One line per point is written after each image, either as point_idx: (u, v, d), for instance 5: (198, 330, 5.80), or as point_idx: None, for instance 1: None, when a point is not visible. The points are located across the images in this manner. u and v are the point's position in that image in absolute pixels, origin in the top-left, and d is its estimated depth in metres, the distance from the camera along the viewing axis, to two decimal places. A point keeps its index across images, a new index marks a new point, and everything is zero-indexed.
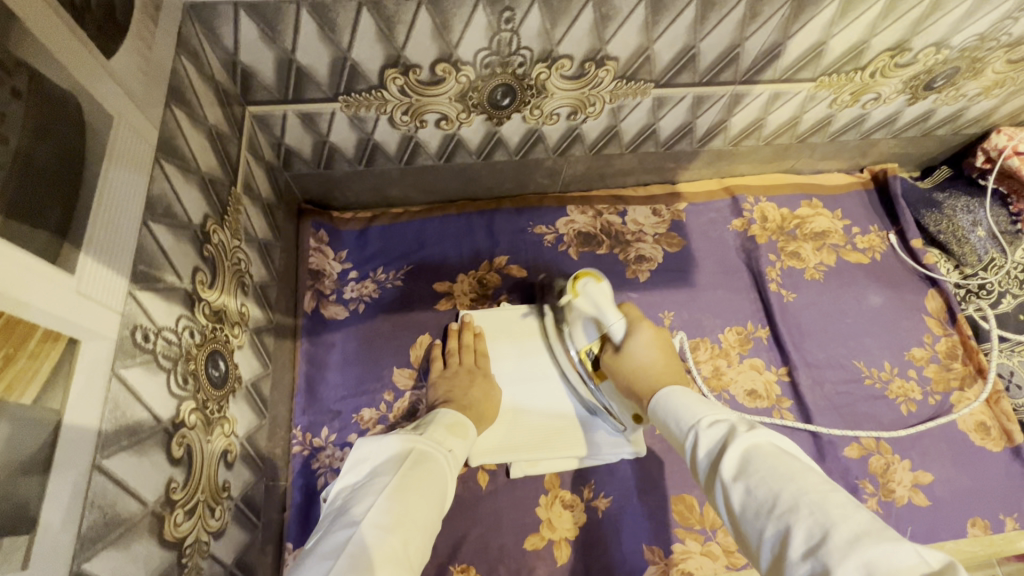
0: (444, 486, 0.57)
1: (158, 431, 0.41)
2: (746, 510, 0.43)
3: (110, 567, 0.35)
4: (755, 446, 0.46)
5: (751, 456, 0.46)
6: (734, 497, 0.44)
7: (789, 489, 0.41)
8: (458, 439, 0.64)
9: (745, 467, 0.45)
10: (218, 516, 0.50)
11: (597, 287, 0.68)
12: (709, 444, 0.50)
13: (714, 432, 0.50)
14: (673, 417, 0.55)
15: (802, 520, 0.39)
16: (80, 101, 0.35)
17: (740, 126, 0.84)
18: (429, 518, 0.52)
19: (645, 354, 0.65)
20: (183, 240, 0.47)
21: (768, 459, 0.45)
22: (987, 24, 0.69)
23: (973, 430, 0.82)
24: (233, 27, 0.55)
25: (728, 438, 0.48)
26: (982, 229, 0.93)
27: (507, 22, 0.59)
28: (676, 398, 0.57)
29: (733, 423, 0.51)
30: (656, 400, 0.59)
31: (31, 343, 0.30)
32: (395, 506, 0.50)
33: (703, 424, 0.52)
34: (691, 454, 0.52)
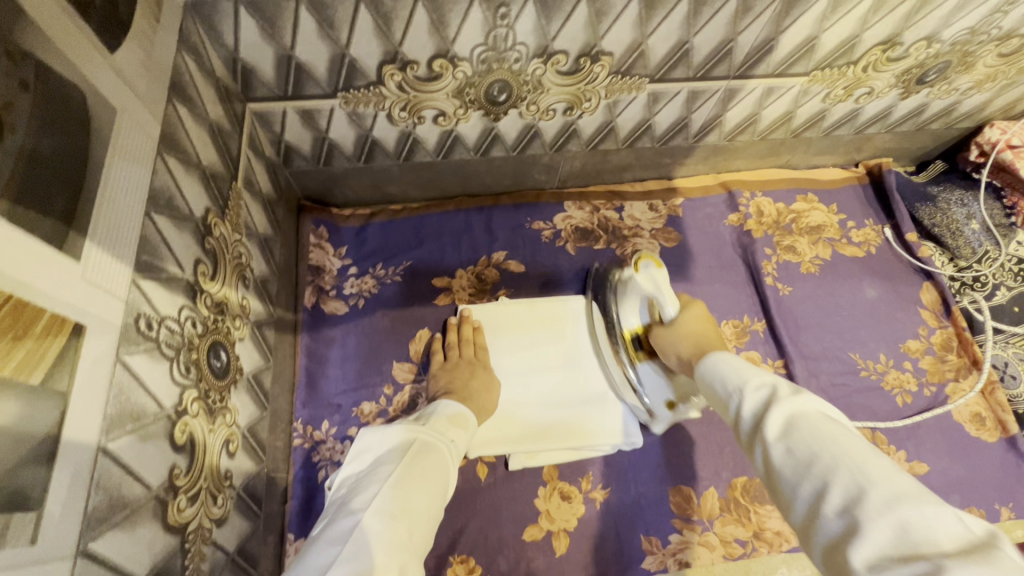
0: (446, 474, 0.58)
1: (161, 417, 0.42)
2: (784, 470, 0.41)
3: (116, 548, 0.36)
4: (799, 410, 0.44)
5: (794, 419, 0.43)
6: (773, 456, 0.42)
7: (831, 450, 0.40)
8: (460, 431, 0.65)
9: (787, 429, 0.43)
10: (220, 504, 0.51)
11: (656, 269, 0.67)
12: (752, 405, 0.47)
13: (759, 393, 0.47)
14: (718, 379, 0.52)
15: (842, 481, 0.38)
16: (84, 94, 0.36)
17: (735, 121, 0.84)
18: (431, 505, 0.54)
19: (693, 326, 0.64)
20: (185, 232, 0.48)
21: (811, 422, 0.43)
22: (977, 17, 0.70)
23: (968, 421, 0.83)
24: (234, 24, 0.56)
25: (771, 401, 0.46)
26: (976, 222, 0.94)
27: (503, 18, 0.59)
28: (725, 362, 0.53)
29: (777, 384, 0.48)
30: (703, 363, 0.56)
31: (37, 329, 0.30)
32: (398, 493, 0.52)
33: (748, 385, 0.48)
34: (733, 415, 0.49)
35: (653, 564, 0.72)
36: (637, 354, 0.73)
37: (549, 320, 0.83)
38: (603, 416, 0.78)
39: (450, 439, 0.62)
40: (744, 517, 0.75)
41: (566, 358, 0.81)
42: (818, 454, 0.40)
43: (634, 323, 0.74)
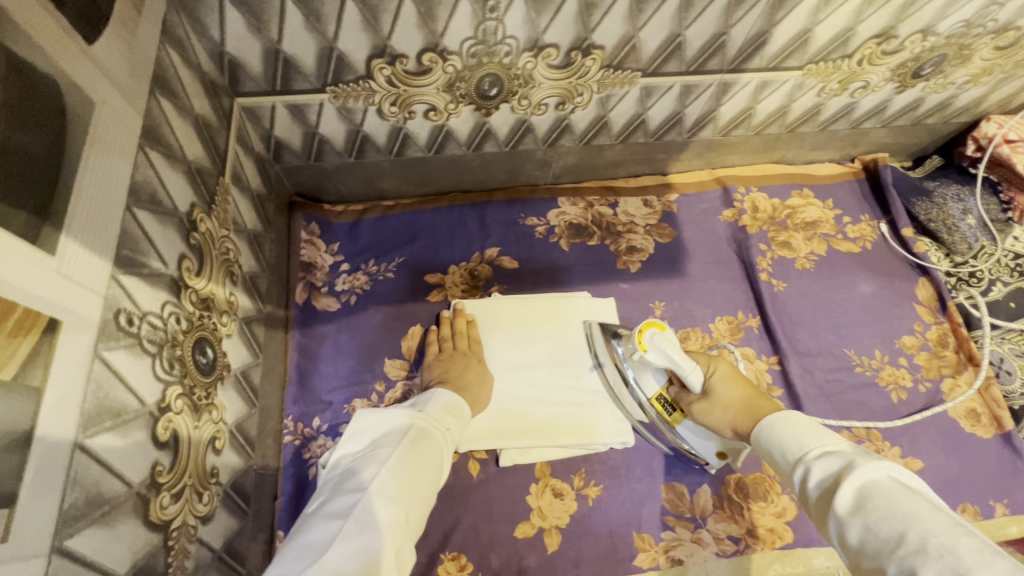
0: (442, 459, 0.60)
1: (143, 414, 0.42)
2: (866, 547, 0.42)
3: (94, 545, 0.36)
4: (871, 480, 0.45)
5: (866, 490, 0.44)
6: (850, 534, 0.43)
7: (915, 530, 0.40)
8: (455, 419, 0.66)
9: (863, 503, 0.44)
10: (206, 502, 0.51)
11: (663, 338, 0.64)
12: (820, 477, 0.48)
13: (827, 464, 0.48)
14: (780, 448, 0.54)
15: (932, 564, 0.37)
16: (60, 85, 0.36)
17: (729, 116, 0.84)
18: (427, 490, 0.56)
19: (728, 392, 0.65)
20: (169, 227, 0.48)
21: (889, 496, 0.43)
22: (973, 10, 0.70)
23: (963, 417, 0.83)
24: (219, 18, 0.55)
25: (842, 472, 0.47)
26: (971, 217, 0.94)
27: (492, 11, 0.59)
28: (781, 426, 0.55)
29: (847, 455, 0.49)
30: (757, 428, 0.58)
31: (10, 322, 0.30)
32: (397, 478, 0.54)
33: (812, 456, 0.50)
34: (801, 488, 0.50)
35: (645, 561, 0.72)
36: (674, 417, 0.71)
37: (543, 315, 0.82)
38: (597, 413, 0.77)
39: (447, 427, 0.63)
40: (737, 514, 0.75)
41: (559, 354, 0.80)
42: (903, 534, 0.40)
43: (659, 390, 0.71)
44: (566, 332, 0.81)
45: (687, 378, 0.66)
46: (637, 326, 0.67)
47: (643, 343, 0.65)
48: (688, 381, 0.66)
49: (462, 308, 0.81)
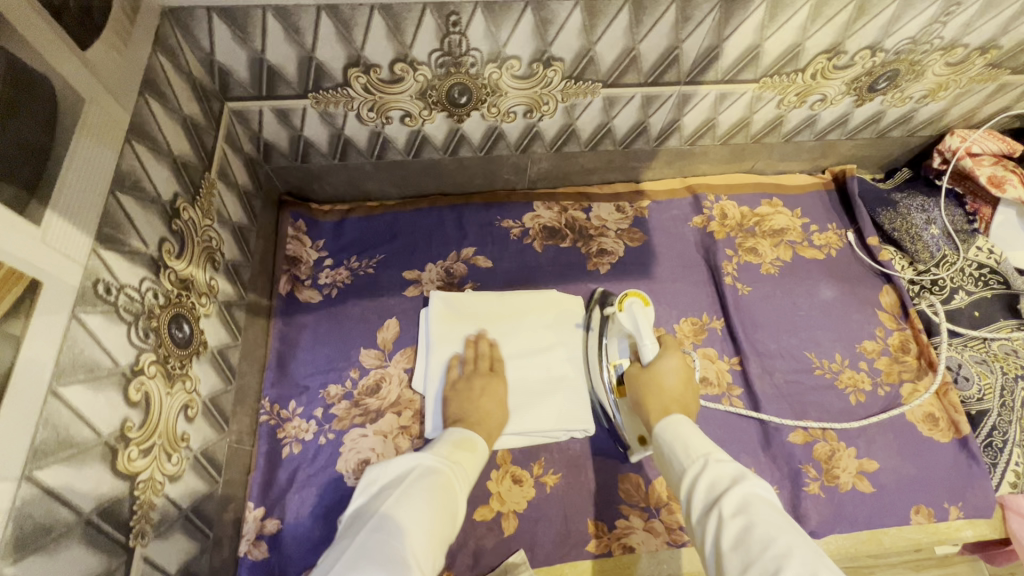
0: (454, 499, 0.58)
1: (115, 374, 0.47)
2: (736, 542, 0.48)
3: (62, 479, 0.41)
4: (754, 490, 0.52)
5: (748, 496, 0.51)
6: (728, 528, 0.49)
7: (784, 537, 0.46)
8: (467, 453, 0.66)
9: (743, 506, 0.50)
10: (175, 463, 0.56)
11: (637, 310, 0.74)
12: (712, 478, 0.55)
13: (722, 469, 0.55)
14: (683, 447, 0.60)
15: (792, 564, 0.44)
16: (53, 83, 0.42)
17: (693, 126, 0.88)
18: (434, 523, 0.54)
19: (668, 379, 0.70)
20: (151, 212, 0.54)
21: (764, 506, 0.50)
22: (917, 28, 0.73)
23: (921, 421, 0.84)
24: (208, 30, 0.61)
25: (734, 480, 0.53)
26: (935, 227, 0.95)
27: (454, 25, 0.64)
28: (688, 431, 0.62)
29: (739, 467, 0.56)
30: (665, 421, 0.65)
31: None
32: (401, 511, 0.53)
33: (711, 459, 0.57)
34: (689, 482, 0.56)
35: (598, 547, 0.75)
36: (618, 390, 0.78)
37: (506, 310, 0.86)
38: (551, 407, 0.79)
39: (456, 462, 0.63)
40: None
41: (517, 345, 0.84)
42: (769, 536, 0.47)
43: (618, 362, 0.79)
44: (528, 325, 0.85)
45: (641, 348, 0.72)
46: (624, 293, 0.78)
47: (624, 304, 0.77)
48: (641, 353, 0.73)
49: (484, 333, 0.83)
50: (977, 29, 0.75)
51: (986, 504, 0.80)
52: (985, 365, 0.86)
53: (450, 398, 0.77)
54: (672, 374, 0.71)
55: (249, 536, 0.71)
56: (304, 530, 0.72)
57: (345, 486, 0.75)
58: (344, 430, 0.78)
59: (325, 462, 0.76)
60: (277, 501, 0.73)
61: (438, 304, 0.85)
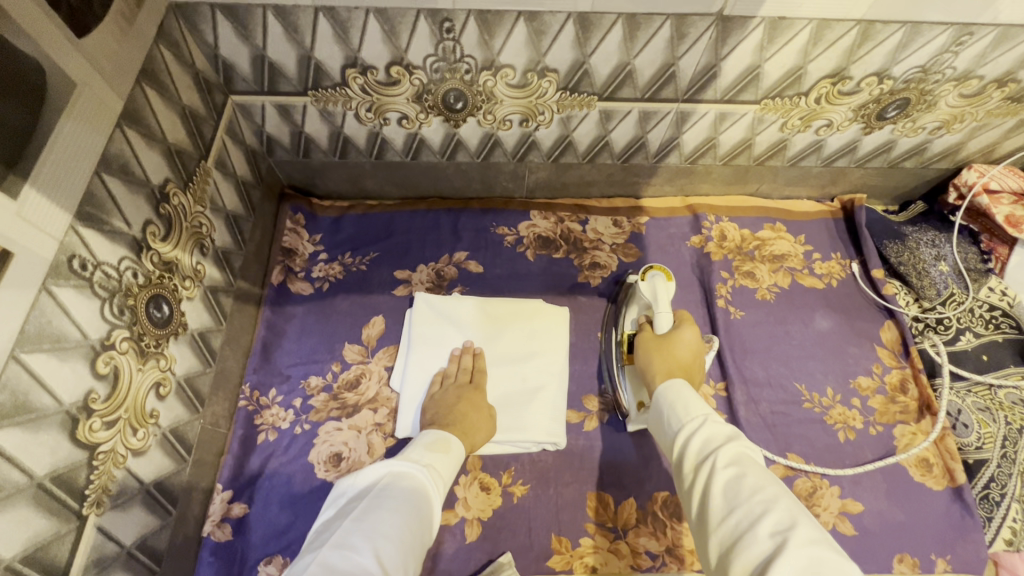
0: (423, 504, 0.59)
1: (84, 346, 0.49)
2: (725, 492, 0.48)
3: (16, 441, 0.43)
4: (751, 447, 0.51)
5: (743, 454, 0.51)
6: (719, 478, 0.49)
7: (773, 488, 0.47)
8: (441, 454, 0.66)
9: (735, 461, 0.50)
10: (141, 438, 0.58)
11: (660, 282, 0.77)
12: (710, 435, 0.54)
13: (719, 428, 0.54)
14: (682, 406, 0.59)
15: (778, 511, 0.45)
16: (44, 67, 0.44)
17: (693, 144, 0.87)
18: (402, 531, 0.53)
19: (681, 350, 0.69)
20: (138, 194, 0.56)
21: (756, 463, 0.50)
22: (926, 57, 0.71)
23: (913, 466, 0.80)
24: (212, 26, 0.64)
25: (731, 436, 0.53)
26: (945, 263, 0.92)
27: (448, 32, 0.66)
28: (688, 393, 0.60)
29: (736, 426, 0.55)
30: (669, 382, 0.62)
31: None
32: (369, 523, 0.53)
33: (711, 418, 0.55)
34: (687, 435, 0.55)
35: (559, 563, 0.74)
36: (626, 356, 0.80)
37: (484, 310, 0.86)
38: (526, 416, 0.79)
39: (429, 467, 0.63)
40: (658, 530, 0.76)
41: (497, 350, 0.84)
42: (759, 488, 0.47)
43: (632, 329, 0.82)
44: (512, 331, 0.85)
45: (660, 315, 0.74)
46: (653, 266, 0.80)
47: (645, 275, 0.79)
48: (660, 320, 0.74)
49: (469, 344, 0.83)
50: (993, 61, 0.72)
51: (978, 559, 0.75)
52: (986, 413, 0.82)
53: (429, 408, 0.76)
54: (685, 344, 0.69)
55: (214, 517, 0.72)
56: (270, 516, 0.73)
57: (313, 477, 0.75)
58: (320, 422, 0.79)
59: (297, 452, 0.77)
60: (246, 485, 0.75)
61: (426, 307, 0.86)
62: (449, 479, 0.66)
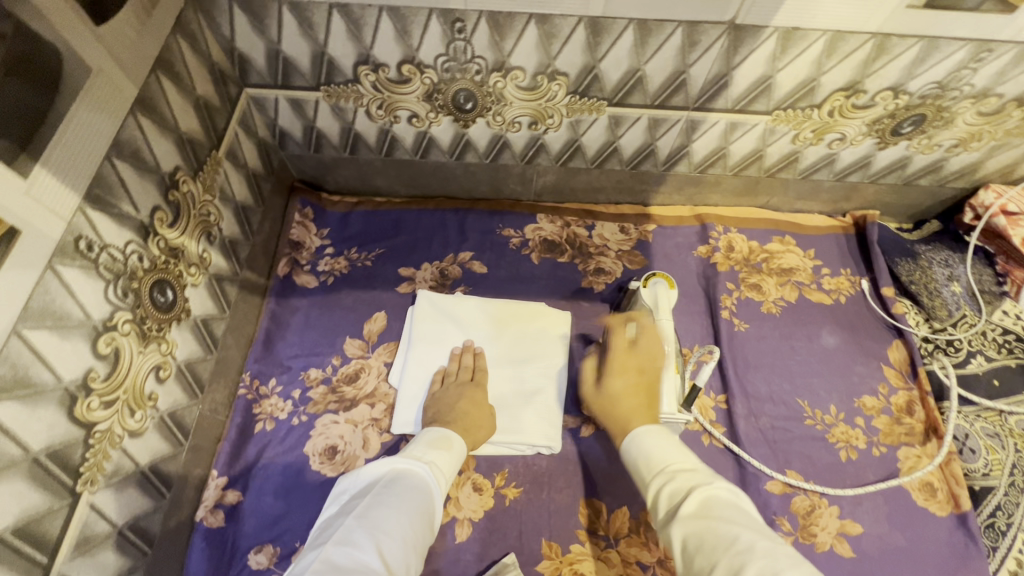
0: (426, 501, 0.59)
1: (86, 326, 0.50)
2: (700, 543, 0.46)
3: (13, 415, 0.44)
4: (716, 492, 0.50)
5: (711, 499, 0.49)
6: (689, 532, 0.47)
7: (747, 534, 0.45)
8: (444, 452, 0.66)
9: (704, 512, 0.48)
10: (138, 420, 0.58)
11: (665, 290, 0.78)
12: (677, 485, 0.53)
13: (684, 480, 0.53)
14: (646, 460, 0.57)
15: (756, 561, 0.43)
16: (63, 53, 0.46)
17: (703, 153, 0.86)
18: (405, 529, 0.53)
19: (625, 401, 0.67)
20: (147, 180, 0.57)
21: (728, 509, 0.48)
22: (943, 72, 0.70)
23: (916, 490, 0.78)
24: (229, 18, 0.66)
25: (697, 485, 0.51)
26: (958, 285, 0.90)
27: (459, 32, 0.66)
28: (650, 440, 0.59)
29: (702, 471, 0.54)
30: (627, 438, 0.61)
31: None
32: (371, 520, 0.53)
33: (675, 468, 0.55)
34: (654, 492, 0.54)
35: (548, 568, 0.73)
36: None
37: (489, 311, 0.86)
38: (523, 418, 0.79)
39: (432, 465, 0.63)
40: (651, 541, 0.75)
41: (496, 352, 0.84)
42: (734, 535, 0.45)
43: None
44: (514, 332, 0.85)
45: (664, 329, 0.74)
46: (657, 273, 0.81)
47: (649, 283, 0.80)
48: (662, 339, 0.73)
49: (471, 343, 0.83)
50: (1012, 79, 0.71)
51: None
52: (995, 439, 0.80)
53: (429, 406, 0.77)
54: (624, 396, 0.68)
55: (208, 503, 0.73)
56: (262, 506, 0.73)
57: (307, 468, 0.76)
58: (317, 414, 0.80)
59: (293, 443, 0.77)
60: (241, 473, 0.75)
61: (428, 304, 0.86)
62: (452, 477, 0.66)
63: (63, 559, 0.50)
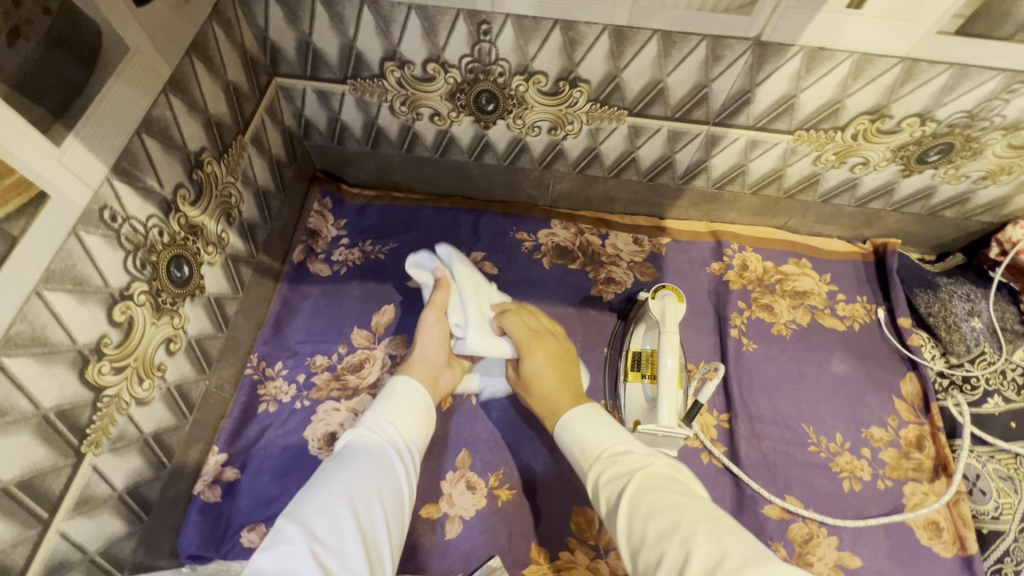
0: (363, 457, 0.60)
1: (103, 293, 0.52)
2: (646, 522, 0.50)
3: (28, 370, 0.45)
4: (653, 472, 0.55)
5: (650, 479, 0.54)
6: (626, 510, 0.52)
7: (688, 519, 0.48)
8: (384, 402, 0.67)
9: (645, 491, 0.52)
10: (146, 389, 0.60)
11: (672, 302, 0.76)
12: (618, 466, 0.57)
13: (625, 458, 0.57)
14: (589, 442, 0.61)
15: (701, 546, 0.45)
16: (101, 31, 0.48)
17: (721, 169, 0.86)
18: (332, 502, 0.55)
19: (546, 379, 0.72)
20: (173, 157, 0.59)
21: (666, 486, 0.53)
22: (973, 101, 0.68)
23: (921, 527, 0.76)
24: (264, 9, 0.68)
25: (637, 467, 0.56)
26: (978, 320, 0.88)
27: (485, 34, 0.68)
28: (585, 423, 0.64)
29: (638, 451, 0.59)
30: (565, 419, 0.66)
31: (17, 175, 0.41)
32: (299, 508, 0.56)
33: (614, 449, 0.59)
34: (598, 471, 0.59)
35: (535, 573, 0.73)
36: (631, 373, 0.80)
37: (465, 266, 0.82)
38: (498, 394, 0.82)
39: (369, 426, 0.64)
40: None
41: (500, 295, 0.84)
42: (679, 523, 0.48)
43: (640, 348, 0.81)
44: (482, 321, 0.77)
45: (664, 345, 0.73)
46: (666, 285, 0.80)
47: (657, 294, 0.79)
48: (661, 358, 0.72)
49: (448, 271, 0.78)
50: None
51: None
52: (1009, 482, 0.77)
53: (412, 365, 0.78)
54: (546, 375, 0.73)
55: (206, 478, 0.74)
56: (258, 485, 0.74)
57: (305, 452, 0.77)
58: (320, 400, 0.81)
59: (295, 425, 0.79)
60: (241, 451, 0.76)
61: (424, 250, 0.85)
62: (405, 419, 0.66)
63: (63, 516, 0.51)
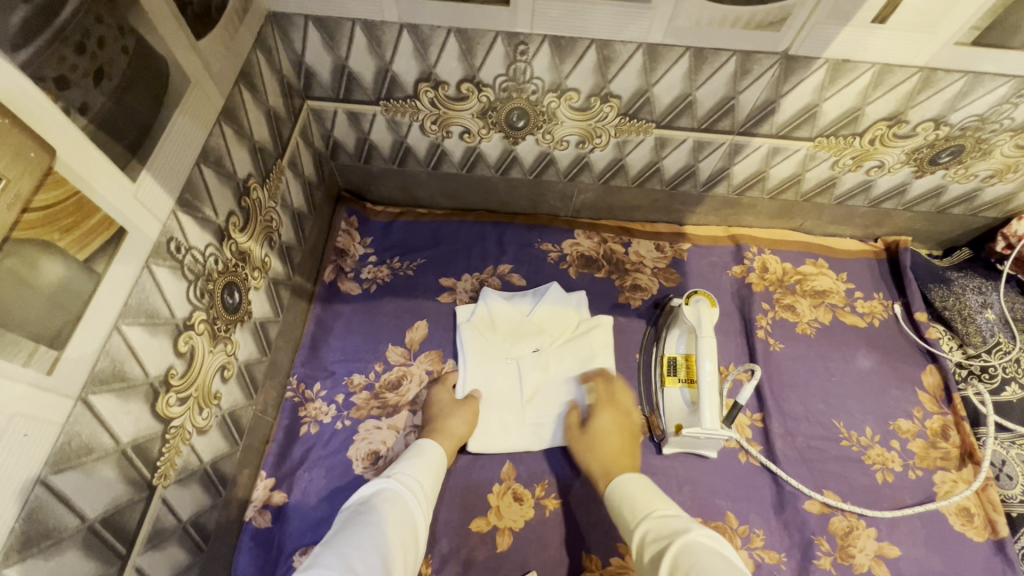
0: (392, 512, 0.61)
1: (170, 323, 0.52)
2: None
3: (107, 406, 0.45)
4: (695, 540, 0.53)
5: (689, 544, 0.53)
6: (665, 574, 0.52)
7: None
8: (412, 461, 0.69)
9: (679, 560, 0.52)
10: (205, 418, 0.60)
11: (705, 306, 0.78)
12: (660, 529, 0.57)
13: (666, 522, 0.58)
14: (631, 505, 0.63)
15: None
16: (169, 66, 0.48)
17: (743, 175, 0.89)
18: (369, 543, 0.56)
19: (611, 438, 0.76)
20: (226, 186, 0.60)
21: (706, 550, 0.52)
22: (985, 106, 0.72)
23: (953, 514, 0.79)
24: (302, 34, 0.69)
25: (679, 533, 0.55)
26: (991, 311, 0.91)
27: (522, 54, 0.69)
28: (634, 483, 0.67)
29: (683, 519, 0.58)
30: (615, 481, 0.69)
31: (102, 214, 0.42)
32: (338, 544, 0.55)
33: (658, 512, 0.60)
34: (640, 533, 0.59)
35: None
36: (667, 376, 0.82)
37: (507, 345, 0.86)
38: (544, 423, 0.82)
39: (398, 479, 0.66)
40: None
41: (550, 359, 0.86)
42: None
43: (673, 352, 0.83)
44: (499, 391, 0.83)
45: (702, 350, 0.74)
46: (697, 289, 0.81)
47: (690, 300, 0.80)
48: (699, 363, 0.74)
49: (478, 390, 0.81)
50: None
51: None
52: None
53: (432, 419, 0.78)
54: (608, 433, 0.77)
55: (256, 503, 0.74)
56: (307, 508, 0.74)
57: (351, 473, 0.77)
58: (361, 419, 0.81)
59: (338, 446, 0.79)
60: (288, 475, 0.76)
61: (481, 304, 0.88)
62: (430, 482, 0.68)
63: (138, 551, 0.51)
